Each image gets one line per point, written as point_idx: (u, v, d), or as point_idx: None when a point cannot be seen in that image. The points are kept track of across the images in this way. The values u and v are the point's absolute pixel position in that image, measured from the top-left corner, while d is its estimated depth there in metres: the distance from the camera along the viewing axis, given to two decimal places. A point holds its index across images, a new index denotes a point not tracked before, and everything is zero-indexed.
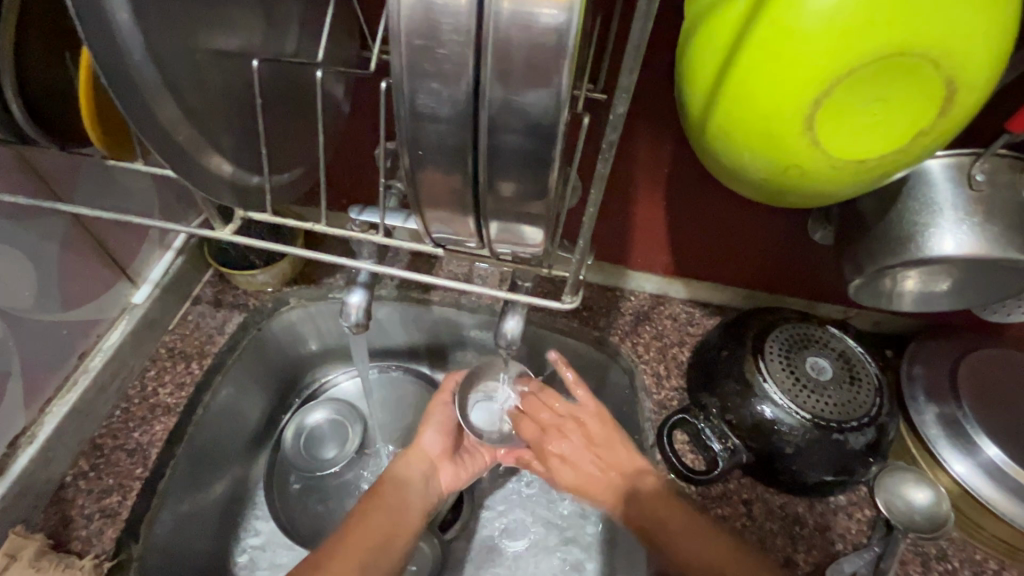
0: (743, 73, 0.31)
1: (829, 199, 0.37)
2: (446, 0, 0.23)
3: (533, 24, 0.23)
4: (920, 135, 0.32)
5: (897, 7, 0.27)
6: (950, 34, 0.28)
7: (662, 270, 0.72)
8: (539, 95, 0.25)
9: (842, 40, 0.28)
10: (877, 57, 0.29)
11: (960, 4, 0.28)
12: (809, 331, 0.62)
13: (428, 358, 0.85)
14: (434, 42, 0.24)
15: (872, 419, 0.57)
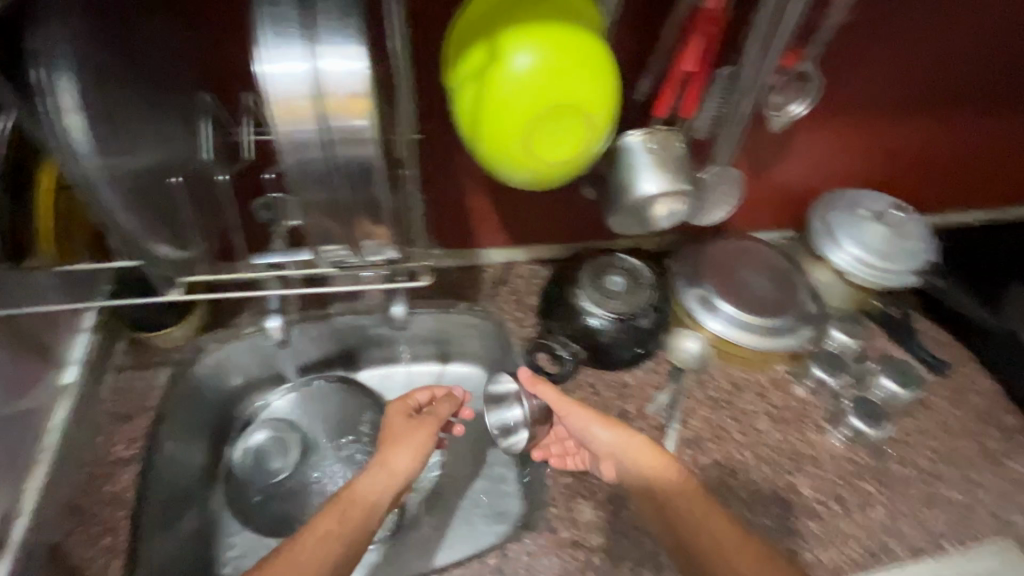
0: (481, 128, 0.54)
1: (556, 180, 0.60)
2: (298, 125, 0.40)
3: (355, 130, 0.41)
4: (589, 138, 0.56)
5: (540, 86, 0.52)
6: (571, 91, 0.53)
7: (504, 244, 0.96)
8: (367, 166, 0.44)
9: (519, 106, 0.52)
10: (540, 110, 0.52)
11: (571, 75, 0.52)
12: (607, 259, 0.90)
13: (342, 363, 1.01)
14: (297, 149, 0.41)
15: (652, 305, 0.86)
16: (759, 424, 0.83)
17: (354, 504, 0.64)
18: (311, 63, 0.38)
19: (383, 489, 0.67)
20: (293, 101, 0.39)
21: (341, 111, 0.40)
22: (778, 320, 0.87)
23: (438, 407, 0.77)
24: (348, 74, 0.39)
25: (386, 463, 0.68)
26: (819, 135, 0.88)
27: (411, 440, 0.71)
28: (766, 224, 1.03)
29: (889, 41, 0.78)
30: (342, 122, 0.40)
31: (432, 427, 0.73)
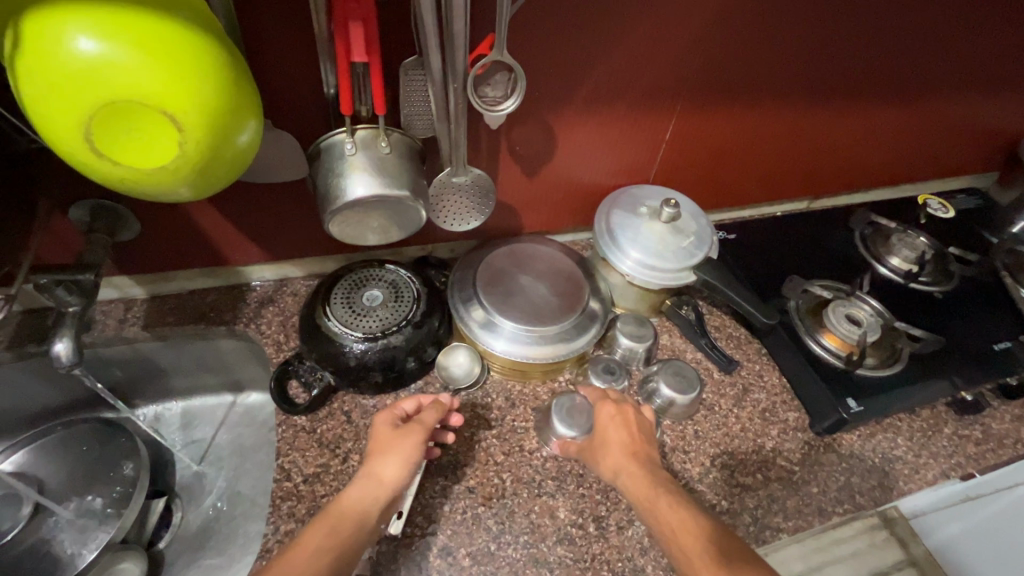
0: (46, 130, 0.46)
1: (197, 190, 0.53)
2: None
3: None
4: (183, 144, 0.47)
5: (82, 78, 0.43)
6: (125, 85, 0.44)
7: (267, 260, 0.87)
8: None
9: (66, 103, 0.43)
10: (94, 108, 0.44)
11: (120, 66, 0.43)
12: (368, 273, 0.82)
13: (105, 403, 0.92)
14: None
15: (409, 321, 0.78)
16: (525, 443, 0.77)
17: (347, 517, 0.59)
18: None
19: (374, 498, 0.62)
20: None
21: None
22: (554, 328, 0.82)
23: (427, 412, 0.70)
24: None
25: (369, 478, 0.63)
26: (585, 127, 0.82)
27: (399, 450, 0.66)
28: (563, 225, 0.99)
29: (636, 20, 0.71)
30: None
31: (419, 436, 0.67)
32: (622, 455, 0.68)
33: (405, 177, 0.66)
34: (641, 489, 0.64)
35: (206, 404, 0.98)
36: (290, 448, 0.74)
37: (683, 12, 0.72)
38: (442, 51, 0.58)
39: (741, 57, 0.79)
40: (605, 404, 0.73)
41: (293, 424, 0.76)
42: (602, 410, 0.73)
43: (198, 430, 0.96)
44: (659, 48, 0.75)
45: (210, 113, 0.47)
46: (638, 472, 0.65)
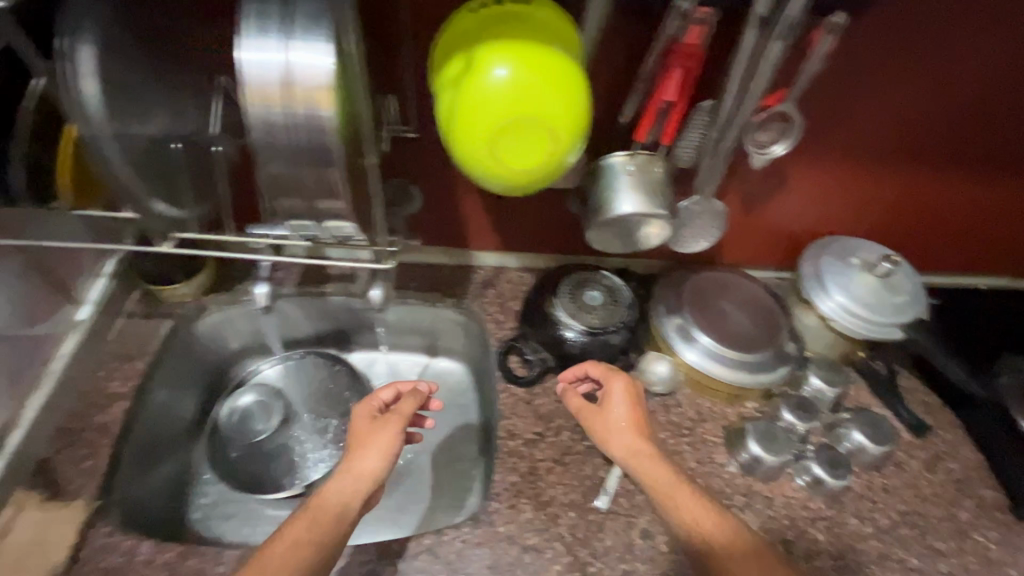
0: (454, 133, 0.58)
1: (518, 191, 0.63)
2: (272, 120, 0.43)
3: (317, 120, 0.43)
4: (555, 153, 0.59)
5: (508, 97, 0.56)
6: (537, 104, 0.56)
7: (495, 248, 1.01)
8: (324, 152, 0.45)
9: (488, 114, 0.56)
10: (507, 120, 0.56)
11: (537, 90, 0.56)
12: (589, 275, 0.93)
13: (333, 343, 1.08)
14: (265, 130, 0.44)
15: (625, 323, 0.87)
16: (715, 455, 0.83)
17: (329, 506, 0.66)
18: (283, 57, 0.42)
19: (353, 493, 0.69)
20: (261, 86, 0.42)
21: (306, 102, 0.43)
22: (751, 356, 0.87)
23: (405, 403, 0.79)
24: (312, 68, 0.42)
25: (359, 469, 0.70)
26: (812, 175, 0.88)
27: (378, 443, 0.73)
28: (758, 261, 1.03)
29: (893, 86, 0.76)
30: (303, 112, 0.43)
31: (396, 428, 0.75)
32: (625, 436, 0.72)
33: (668, 199, 0.75)
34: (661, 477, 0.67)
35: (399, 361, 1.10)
36: (511, 414, 0.85)
37: (938, 84, 0.76)
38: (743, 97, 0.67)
39: (978, 131, 0.82)
40: (619, 380, 0.75)
41: (512, 394, 0.87)
42: (613, 385, 0.75)
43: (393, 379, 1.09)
44: (909, 112, 0.79)
45: (575, 138, 0.59)
46: (647, 464, 0.68)
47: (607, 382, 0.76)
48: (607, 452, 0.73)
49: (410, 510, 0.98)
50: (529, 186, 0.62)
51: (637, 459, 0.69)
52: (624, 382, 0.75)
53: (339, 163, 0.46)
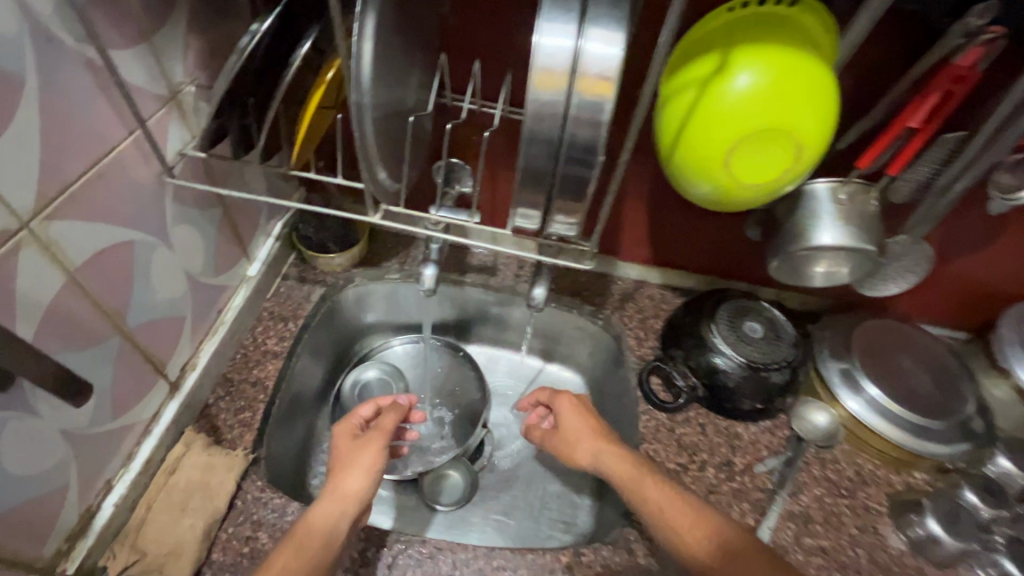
0: (688, 136, 0.54)
1: (717, 203, 0.60)
2: (551, 101, 0.45)
3: (594, 109, 0.44)
4: (792, 170, 0.55)
5: (761, 106, 0.51)
6: (792, 117, 0.51)
7: (642, 261, 0.96)
8: (590, 141, 0.46)
9: (735, 121, 0.52)
10: (753, 130, 0.52)
11: (795, 103, 0.51)
12: (747, 305, 0.86)
13: (454, 332, 1.07)
14: (541, 114, 0.45)
15: (788, 363, 0.80)
16: (877, 525, 0.74)
17: (314, 534, 0.61)
18: (577, 43, 0.43)
19: (341, 515, 0.64)
20: (550, 71, 0.44)
21: (587, 91, 0.44)
22: (930, 422, 0.78)
23: (385, 419, 0.79)
24: (603, 57, 0.43)
25: (335, 492, 0.66)
26: None
27: (359, 462, 0.71)
28: (934, 316, 0.92)
29: None
30: (584, 101, 0.44)
31: (379, 442, 0.74)
32: (590, 438, 0.76)
33: (876, 236, 0.68)
34: (630, 477, 0.68)
35: (514, 361, 1.07)
36: (654, 438, 0.79)
37: None
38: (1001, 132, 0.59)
39: None
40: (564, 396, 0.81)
41: (653, 417, 0.82)
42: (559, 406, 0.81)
43: (508, 379, 1.06)
44: None
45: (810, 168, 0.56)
46: (631, 469, 0.68)
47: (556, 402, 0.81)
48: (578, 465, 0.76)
49: (517, 516, 0.92)
50: (732, 204, 0.59)
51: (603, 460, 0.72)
52: (566, 399, 0.80)
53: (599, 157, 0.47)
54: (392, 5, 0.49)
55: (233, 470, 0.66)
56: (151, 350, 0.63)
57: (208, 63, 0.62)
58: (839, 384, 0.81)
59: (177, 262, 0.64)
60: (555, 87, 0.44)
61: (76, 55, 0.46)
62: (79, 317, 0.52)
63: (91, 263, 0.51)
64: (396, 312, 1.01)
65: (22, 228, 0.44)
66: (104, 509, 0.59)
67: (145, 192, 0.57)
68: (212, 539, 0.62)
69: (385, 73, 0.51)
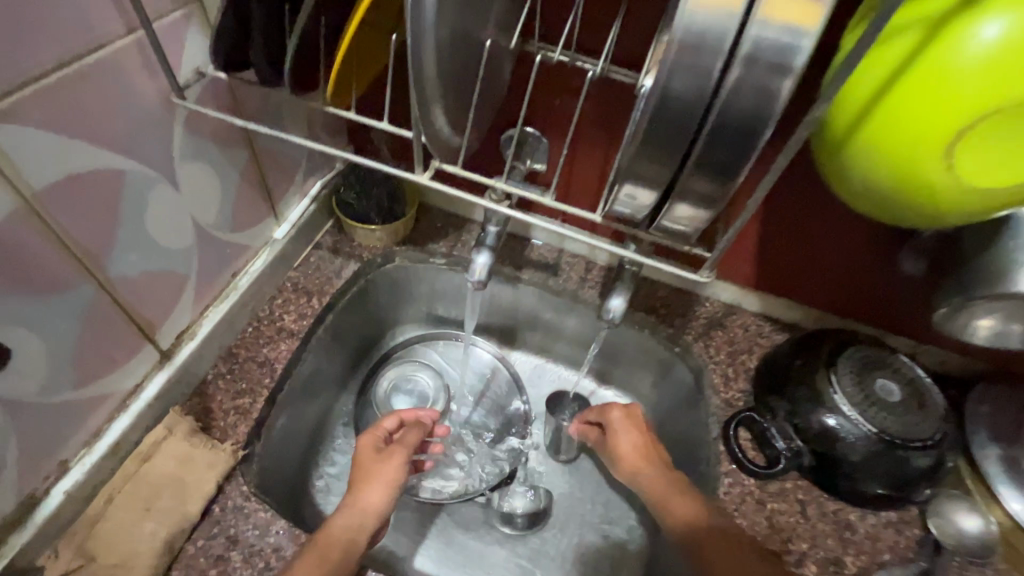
0: (897, 103, 0.36)
1: (895, 206, 0.41)
2: (715, 30, 0.31)
3: (783, 46, 0.30)
4: None
5: None
6: None
7: (741, 282, 0.77)
8: (763, 89, 0.32)
9: (993, 84, 0.33)
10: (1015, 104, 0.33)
11: None
12: (880, 355, 0.66)
13: (498, 336, 0.92)
14: (694, 48, 0.31)
15: (935, 443, 0.60)
16: None
17: (334, 548, 0.50)
18: None
19: (359, 530, 0.53)
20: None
21: (776, 18, 0.30)
22: None
23: (410, 434, 0.65)
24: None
25: (357, 503, 0.55)
26: None
27: (382, 473, 0.58)
28: None
29: None
30: (768, 33, 0.30)
31: (403, 455, 0.61)
32: (633, 455, 0.65)
33: None
34: (663, 488, 0.60)
35: (563, 378, 0.91)
36: (737, 511, 0.62)
37: None
38: None
39: None
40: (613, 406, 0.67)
41: (741, 484, 0.63)
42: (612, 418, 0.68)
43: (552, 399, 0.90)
44: None
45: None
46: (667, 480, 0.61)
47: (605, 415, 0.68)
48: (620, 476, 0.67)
49: (545, 567, 0.76)
50: (916, 212, 0.41)
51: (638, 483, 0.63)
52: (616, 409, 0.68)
53: (764, 128, 0.33)
54: None
55: (215, 469, 0.54)
56: (138, 310, 0.51)
57: None
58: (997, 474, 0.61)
59: (183, 208, 0.53)
60: (727, 10, 0.30)
61: None
62: (38, 257, 0.40)
63: (59, 189, 0.40)
64: (434, 303, 0.88)
65: None
66: (53, 497, 0.48)
67: (145, 113, 0.45)
68: (176, 552, 0.51)
69: None
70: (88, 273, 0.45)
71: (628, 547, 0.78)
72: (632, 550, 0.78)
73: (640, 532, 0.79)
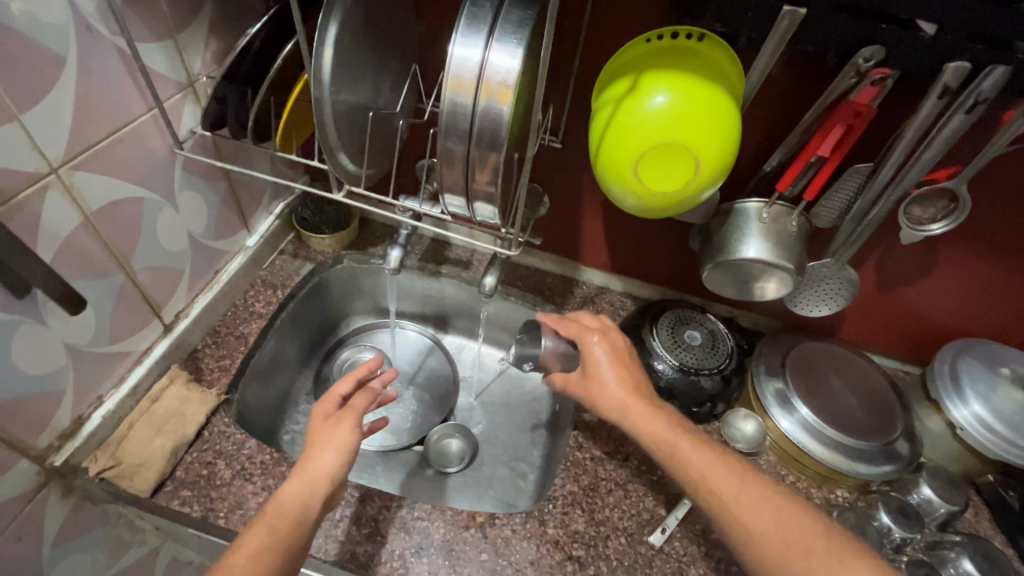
0: (607, 142, 0.62)
1: (632, 204, 0.66)
2: (460, 102, 0.50)
3: (494, 112, 0.50)
4: (694, 182, 0.61)
5: (666, 122, 0.58)
6: (692, 135, 0.58)
7: (603, 268, 1.02)
8: (494, 133, 0.51)
9: (647, 130, 0.59)
10: (658, 142, 0.59)
11: (696, 124, 0.58)
12: (692, 314, 0.91)
13: (432, 323, 1.17)
14: (453, 113, 0.51)
15: (720, 371, 0.85)
16: None
17: (284, 518, 0.60)
18: (483, 55, 0.49)
19: (311, 494, 0.63)
20: (461, 77, 0.49)
21: (490, 96, 0.49)
22: (857, 442, 0.81)
23: (358, 398, 0.71)
24: (506, 68, 0.49)
25: (310, 470, 0.63)
26: (967, 277, 0.80)
27: (331, 441, 0.66)
28: (882, 349, 0.96)
29: None
30: (489, 104, 0.50)
31: (353, 421, 0.68)
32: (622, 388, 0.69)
33: (795, 254, 0.73)
34: (645, 417, 0.67)
35: (484, 352, 1.16)
36: (586, 427, 0.85)
37: None
38: (901, 170, 0.63)
39: None
40: (598, 341, 0.73)
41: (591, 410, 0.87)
42: (594, 351, 0.73)
43: (473, 369, 1.15)
44: None
45: (709, 186, 0.62)
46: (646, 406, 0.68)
47: (587, 348, 0.73)
48: (596, 412, 0.71)
49: (463, 493, 0.99)
50: (637, 206, 0.65)
51: (628, 419, 0.67)
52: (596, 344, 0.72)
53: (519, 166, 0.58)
54: (362, 17, 0.59)
55: (205, 405, 0.77)
56: (149, 292, 0.75)
57: (224, 61, 0.74)
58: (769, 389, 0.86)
59: (181, 221, 0.76)
60: (466, 96, 0.50)
61: (110, 44, 0.58)
62: (91, 252, 0.63)
63: (105, 210, 0.63)
64: (379, 295, 1.12)
65: (51, 173, 0.56)
66: (93, 419, 0.70)
67: (156, 160, 0.69)
68: (178, 458, 0.73)
69: (353, 74, 0.60)
70: (121, 267, 0.68)
71: (529, 476, 1.01)
72: (532, 478, 1.01)
73: (538, 464, 1.02)
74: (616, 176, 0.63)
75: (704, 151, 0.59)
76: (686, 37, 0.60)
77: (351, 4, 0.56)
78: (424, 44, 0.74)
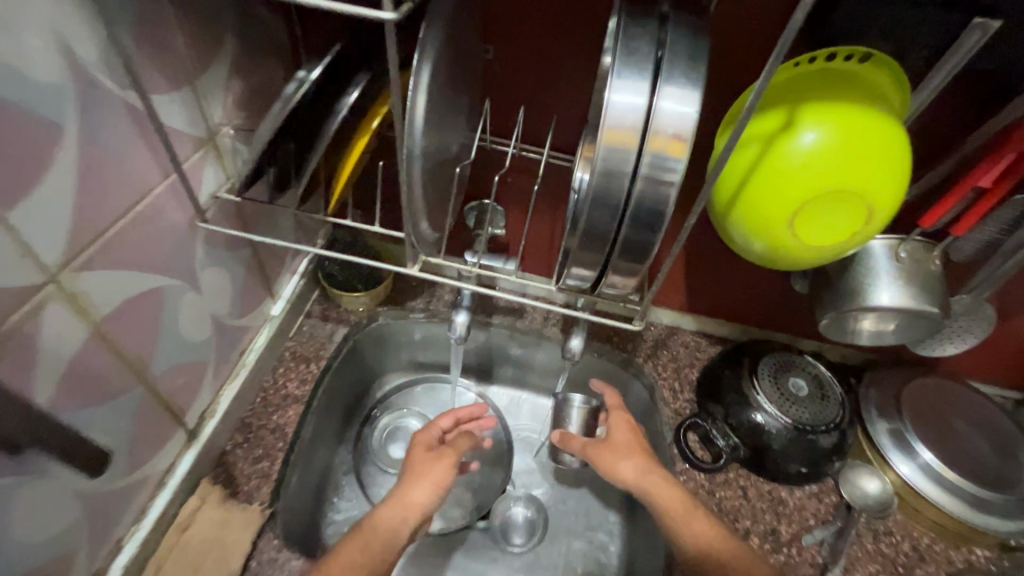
0: (752, 189, 0.51)
1: (770, 258, 0.55)
2: (619, 157, 0.42)
3: (665, 169, 0.41)
4: (859, 234, 0.51)
5: (837, 165, 0.47)
6: (867, 181, 0.48)
7: (676, 307, 0.91)
8: (656, 198, 0.43)
9: (812, 175, 0.48)
10: (827, 189, 0.48)
11: (874, 165, 0.47)
12: (791, 358, 0.81)
13: (475, 375, 1.03)
14: (608, 170, 0.42)
15: (837, 425, 0.75)
16: None
17: (375, 539, 0.57)
18: (651, 100, 0.40)
19: (403, 525, 0.59)
20: (622, 128, 0.41)
21: (659, 151, 0.41)
22: (994, 495, 0.73)
23: (460, 439, 0.70)
24: (679, 115, 0.40)
25: (401, 499, 0.61)
26: None
27: (429, 474, 0.64)
28: (985, 376, 0.88)
29: None
30: (656, 160, 0.41)
31: (452, 458, 0.66)
32: (641, 452, 0.67)
33: (939, 298, 0.63)
34: (665, 481, 0.64)
35: (538, 403, 1.03)
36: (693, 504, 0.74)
37: None
38: None
39: None
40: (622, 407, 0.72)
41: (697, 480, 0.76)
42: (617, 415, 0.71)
43: (530, 423, 1.01)
44: None
45: (874, 236, 0.52)
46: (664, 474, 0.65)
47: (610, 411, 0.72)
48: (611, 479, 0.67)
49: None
50: (778, 260, 0.55)
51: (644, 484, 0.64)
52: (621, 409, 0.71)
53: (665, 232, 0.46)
54: (447, 51, 0.47)
55: (249, 528, 0.63)
56: (174, 400, 0.60)
57: (246, 107, 0.60)
58: (884, 438, 0.78)
59: (203, 305, 0.62)
60: (628, 150, 0.41)
61: (117, 101, 0.44)
62: (103, 372, 0.49)
63: (118, 314, 0.49)
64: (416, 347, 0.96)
65: (48, 283, 0.41)
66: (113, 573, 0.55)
67: (174, 237, 0.54)
68: None
69: (436, 122, 0.48)
70: (139, 378, 0.53)
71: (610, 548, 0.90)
72: (614, 549, 0.90)
73: (619, 533, 0.91)
74: (763, 231, 0.52)
75: (878, 198, 0.49)
76: (845, 58, 0.50)
77: (439, 37, 0.44)
78: (490, 74, 0.62)
